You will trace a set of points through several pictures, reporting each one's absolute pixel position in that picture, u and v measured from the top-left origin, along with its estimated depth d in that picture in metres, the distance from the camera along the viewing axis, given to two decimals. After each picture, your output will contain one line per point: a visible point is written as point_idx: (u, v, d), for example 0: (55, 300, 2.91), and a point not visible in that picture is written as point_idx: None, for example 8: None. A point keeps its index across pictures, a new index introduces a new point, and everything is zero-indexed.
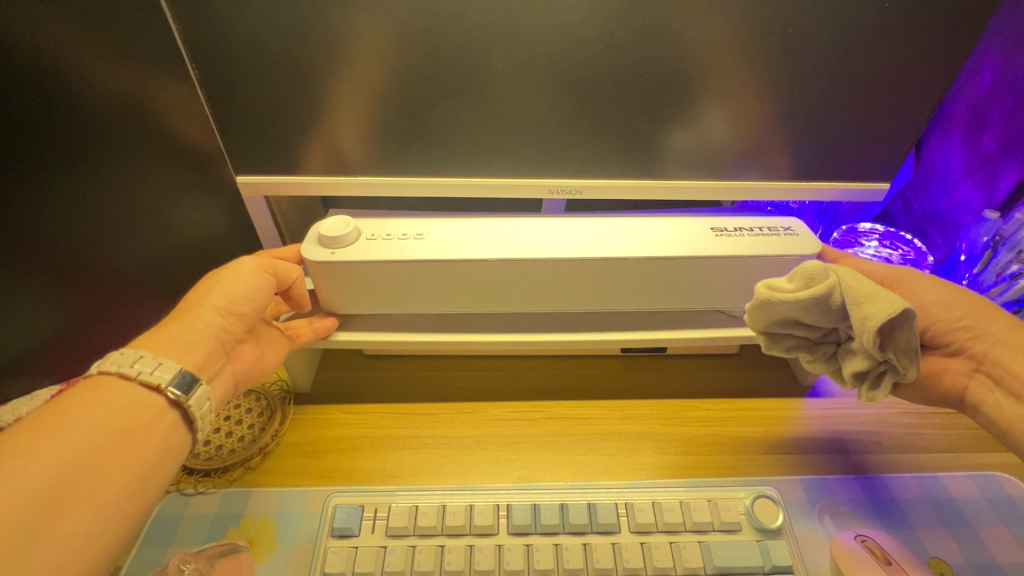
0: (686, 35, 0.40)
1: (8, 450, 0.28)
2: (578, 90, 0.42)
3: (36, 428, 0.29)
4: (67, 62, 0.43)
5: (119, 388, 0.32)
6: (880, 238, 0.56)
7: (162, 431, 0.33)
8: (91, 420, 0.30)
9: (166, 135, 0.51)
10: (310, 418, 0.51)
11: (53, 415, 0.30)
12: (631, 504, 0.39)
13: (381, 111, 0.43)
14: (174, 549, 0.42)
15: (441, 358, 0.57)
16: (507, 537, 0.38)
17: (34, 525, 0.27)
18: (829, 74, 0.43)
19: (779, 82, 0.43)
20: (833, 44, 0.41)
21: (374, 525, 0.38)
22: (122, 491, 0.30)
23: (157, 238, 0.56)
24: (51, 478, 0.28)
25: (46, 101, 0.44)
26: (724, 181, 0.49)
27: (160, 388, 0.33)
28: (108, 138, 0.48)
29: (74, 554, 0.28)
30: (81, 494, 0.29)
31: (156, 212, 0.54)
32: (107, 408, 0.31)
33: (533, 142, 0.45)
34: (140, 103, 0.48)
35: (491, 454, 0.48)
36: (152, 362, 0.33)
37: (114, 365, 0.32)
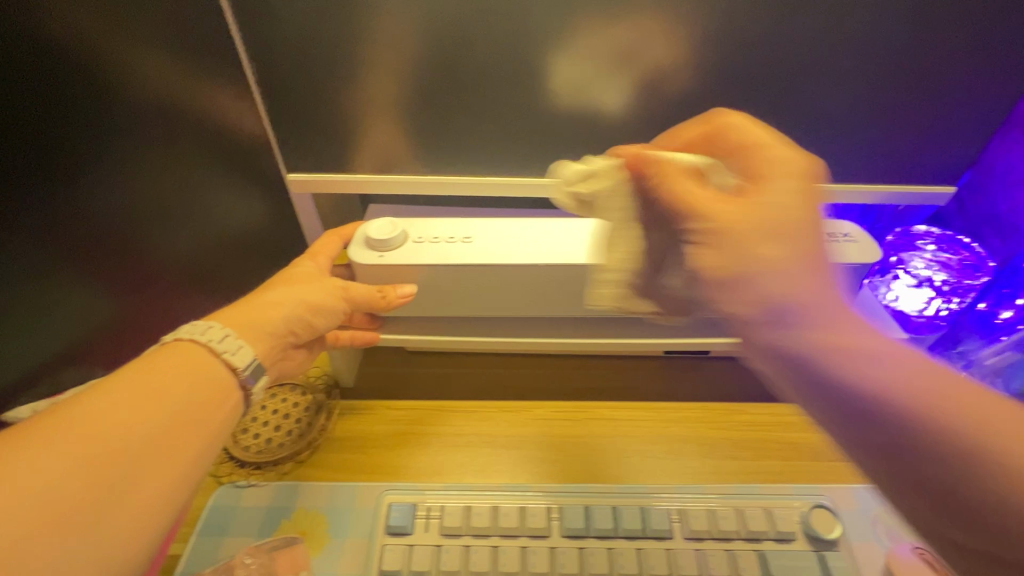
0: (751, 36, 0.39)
1: (94, 408, 0.28)
2: (636, 88, 0.41)
3: (121, 388, 0.29)
4: (104, 41, 0.38)
5: (203, 362, 0.32)
6: (936, 241, 0.53)
7: (228, 412, 0.33)
8: (175, 388, 0.30)
9: (200, 125, 0.47)
10: (355, 413, 0.52)
11: (137, 378, 0.30)
12: (685, 511, 0.39)
13: (434, 110, 0.43)
14: (229, 539, 0.43)
15: (483, 356, 0.56)
16: (561, 539, 0.38)
17: (109, 489, 0.27)
18: (906, 74, 0.39)
19: (859, 84, 0.40)
20: None
21: (427, 524, 0.39)
22: (186, 466, 0.30)
23: (191, 230, 0.52)
24: (127, 443, 0.28)
25: (95, 72, 0.38)
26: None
27: (236, 370, 0.33)
28: (147, 122, 0.43)
29: (136, 521, 0.28)
30: (152, 463, 0.29)
31: (191, 204, 0.51)
32: (192, 379, 0.31)
33: (586, 143, 0.45)
34: (173, 95, 0.44)
35: (537, 454, 0.48)
36: (235, 343, 0.34)
37: (202, 335, 0.33)
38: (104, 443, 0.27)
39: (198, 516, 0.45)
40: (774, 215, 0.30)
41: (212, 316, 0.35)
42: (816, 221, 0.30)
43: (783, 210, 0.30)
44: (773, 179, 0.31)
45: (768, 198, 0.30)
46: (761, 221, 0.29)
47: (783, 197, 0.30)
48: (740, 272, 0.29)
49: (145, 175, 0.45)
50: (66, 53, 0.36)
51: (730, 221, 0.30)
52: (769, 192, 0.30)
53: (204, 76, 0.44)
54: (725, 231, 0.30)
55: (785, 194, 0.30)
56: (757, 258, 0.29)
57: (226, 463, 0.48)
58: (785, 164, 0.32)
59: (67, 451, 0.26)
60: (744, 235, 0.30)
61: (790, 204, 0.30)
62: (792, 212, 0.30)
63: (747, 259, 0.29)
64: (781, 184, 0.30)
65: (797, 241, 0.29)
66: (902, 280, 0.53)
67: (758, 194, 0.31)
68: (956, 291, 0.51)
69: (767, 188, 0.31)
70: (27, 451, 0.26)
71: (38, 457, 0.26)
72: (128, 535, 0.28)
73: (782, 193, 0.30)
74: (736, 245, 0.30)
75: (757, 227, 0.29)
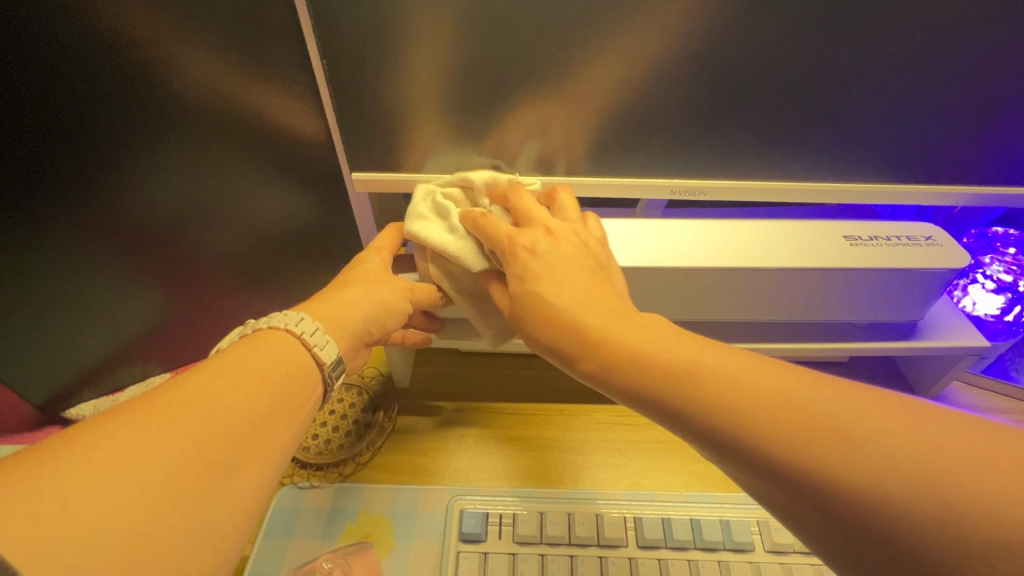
0: (837, 34, 0.37)
1: (197, 390, 0.27)
2: (712, 87, 0.41)
3: (220, 373, 0.28)
4: (155, 49, 0.38)
5: (294, 354, 0.31)
6: (1016, 244, 0.52)
7: (312, 407, 0.32)
8: (268, 377, 0.29)
9: (250, 128, 0.45)
10: (412, 415, 0.51)
11: (233, 366, 0.29)
12: (765, 523, 0.38)
13: (509, 108, 0.43)
14: (296, 541, 0.43)
15: (538, 358, 0.55)
16: (638, 550, 0.37)
17: (217, 472, 0.25)
18: (985, 74, 0.39)
19: (938, 84, 0.40)
20: (1003, 40, 0.37)
21: (500, 531, 0.39)
22: (277, 459, 0.29)
23: (240, 229, 0.51)
24: (230, 427, 0.27)
25: (134, 81, 0.38)
26: (845, 184, 0.47)
27: (322, 365, 0.32)
28: (193, 126, 0.42)
29: (235, 511, 0.26)
30: (253, 450, 0.27)
31: (240, 204, 0.49)
32: (284, 369, 0.30)
33: (648, 142, 0.45)
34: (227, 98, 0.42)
35: (600, 459, 0.47)
36: (323, 337, 0.33)
37: (295, 327, 0.32)
38: (204, 430, 0.26)
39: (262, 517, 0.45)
40: (542, 278, 0.33)
41: (299, 310, 0.35)
42: (545, 293, 0.32)
43: (532, 290, 0.33)
44: (529, 244, 0.35)
45: (526, 259, 0.34)
46: (543, 293, 0.32)
47: (547, 262, 0.34)
48: (554, 337, 0.32)
49: (190, 177, 0.45)
50: (103, 65, 0.37)
51: (538, 301, 0.32)
52: (515, 268, 0.34)
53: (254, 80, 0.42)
54: (526, 315, 0.33)
55: (522, 268, 0.34)
56: (551, 327, 0.32)
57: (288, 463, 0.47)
58: (540, 239, 0.35)
59: (168, 435, 0.25)
60: (545, 313, 0.32)
61: (548, 269, 0.33)
62: (553, 279, 0.33)
63: (553, 326, 0.32)
64: (530, 261, 0.34)
65: (567, 296, 0.32)
66: (978, 285, 0.51)
67: (530, 267, 0.34)
68: None
69: (547, 258, 0.34)
70: (130, 432, 0.24)
71: (141, 441, 0.24)
72: (227, 526, 0.25)
73: (554, 258, 0.34)
74: (530, 324, 0.33)
75: (545, 295, 0.32)
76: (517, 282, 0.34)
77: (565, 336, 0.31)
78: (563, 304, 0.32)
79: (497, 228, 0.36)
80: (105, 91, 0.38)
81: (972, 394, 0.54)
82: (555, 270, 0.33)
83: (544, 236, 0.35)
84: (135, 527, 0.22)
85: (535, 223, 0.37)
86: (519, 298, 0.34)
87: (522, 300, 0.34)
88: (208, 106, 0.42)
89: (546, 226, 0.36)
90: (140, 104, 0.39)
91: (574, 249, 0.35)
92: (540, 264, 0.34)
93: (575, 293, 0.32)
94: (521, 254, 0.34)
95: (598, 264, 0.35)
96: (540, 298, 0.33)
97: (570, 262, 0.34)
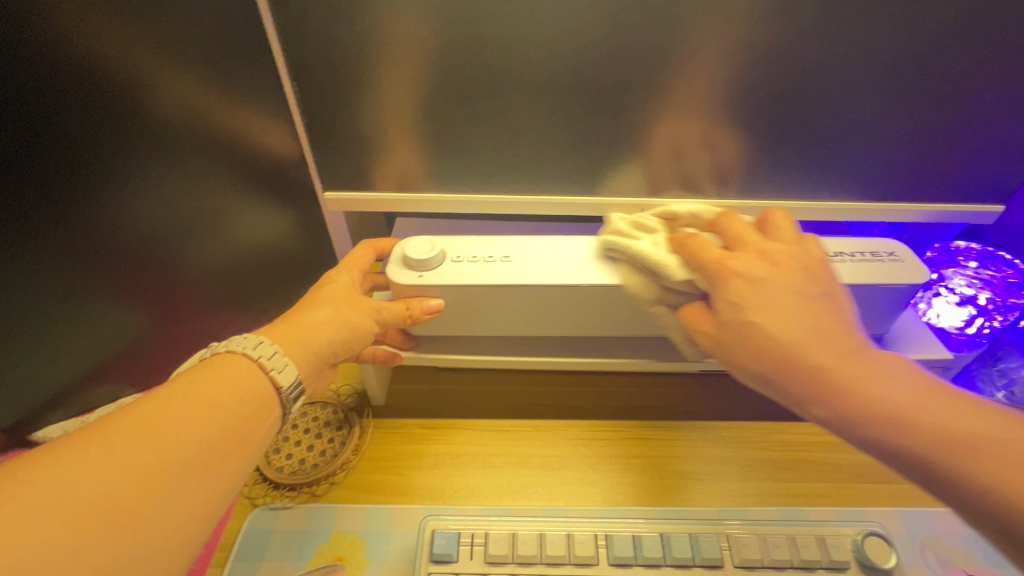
0: (788, 59, 0.39)
1: (146, 416, 0.27)
2: (676, 106, 0.42)
3: (171, 398, 0.28)
4: (134, 68, 0.37)
5: (251, 377, 0.31)
6: (978, 258, 0.53)
7: (268, 431, 0.31)
8: (221, 401, 0.29)
9: (219, 144, 0.46)
10: (388, 432, 0.51)
11: (186, 390, 0.28)
12: (734, 538, 0.39)
13: (482, 127, 0.44)
14: (267, 564, 0.42)
15: (515, 374, 0.56)
16: (609, 568, 0.38)
17: (159, 500, 0.25)
18: (934, 97, 0.41)
19: (891, 107, 0.42)
20: (945, 64, 0.39)
21: (472, 551, 0.38)
22: (226, 485, 0.28)
23: (217, 245, 0.50)
24: (176, 454, 0.26)
25: (120, 98, 0.37)
26: (806, 203, 0.49)
27: (280, 389, 0.31)
28: (170, 143, 0.42)
29: (175, 538, 0.26)
30: (198, 477, 0.27)
31: (216, 220, 0.49)
32: (238, 394, 0.30)
33: (617, 161, 0.46)
34: (198, 114, 0.43)
35: (575, 475, 0.48)
36: (282, 359, 0.32)
37: (253, 350, 0.31)
38: (147, 458, 0.25)
39: (233, 540, 0.44)
40: (756, 310, 0.31)
41: (261, 331, 0.34)
42: (763, 324, 0.30)
43: (746, 319, 0.31)
44: (745, 270, 0.32)
45: (738, 290, 0.32)
46: (756, 322, 0.31)
47: (762, 289, 0.31)
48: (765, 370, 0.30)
49: (172, 193, 0.44)
50: (93, 81, 0.35)
51: (749, 330, 0.31)
52: (725, 295, 0.32)
53: (223, 97, 0.44)
54: (732, 344, 0.32)
55: (735, 294, 0.32)
56: (771, 358, 0.30)
57: (260, 484, 0.47)
58: (754, 262, 0.33)
59: (107, 465, 0.24)
60: (760, 344, 0.31)
61: (763, 296, 0.31)
62: (768, 309, 0.30)
63: (762, 360, 0.30)
64: (747, 288, 0.32)
65: (791, 328, 0.30)
66: (943, 297, 0.52)
67: (740, 295, 0.32)
68: (998, 309, 0.51)
69: (762, 286, 0.31)
70: (66, 464, 0.24)
71: (77, 473, 0.24)
72: (164, 555, 0.25)
73: (773, 284, 0.31)
74: (740, 353, 0.32)
75: (760, 325, 0.30)
76: (727, 311, 0.32)
77: (779, 369, 0.30)
78: (785, 335, 0.30)
79: (705, 250, 0.34)
80: (99, 112, 0.36)
81: None
82: (772, 296, 0.31)
83: (759, 260, 0.33)
84: (67, 556, 0.22)
85: (749, 246, 0.34)
86: (728, 326, 0.32)
87: (731, 326, 0.32)
88: (186, 123, 0.42)
89: (761, 249, 0.33)
90: (128, 120, 0.38)
91: (789, 273, 0.32)
92: (755, 293, 0.31)
93: (794, 327, 0.30)
94: (733, 280, 0.32)
95: (827, 292, 0.32)
96: (755, 326, 0.31)
97: (791, 288, 0.31)
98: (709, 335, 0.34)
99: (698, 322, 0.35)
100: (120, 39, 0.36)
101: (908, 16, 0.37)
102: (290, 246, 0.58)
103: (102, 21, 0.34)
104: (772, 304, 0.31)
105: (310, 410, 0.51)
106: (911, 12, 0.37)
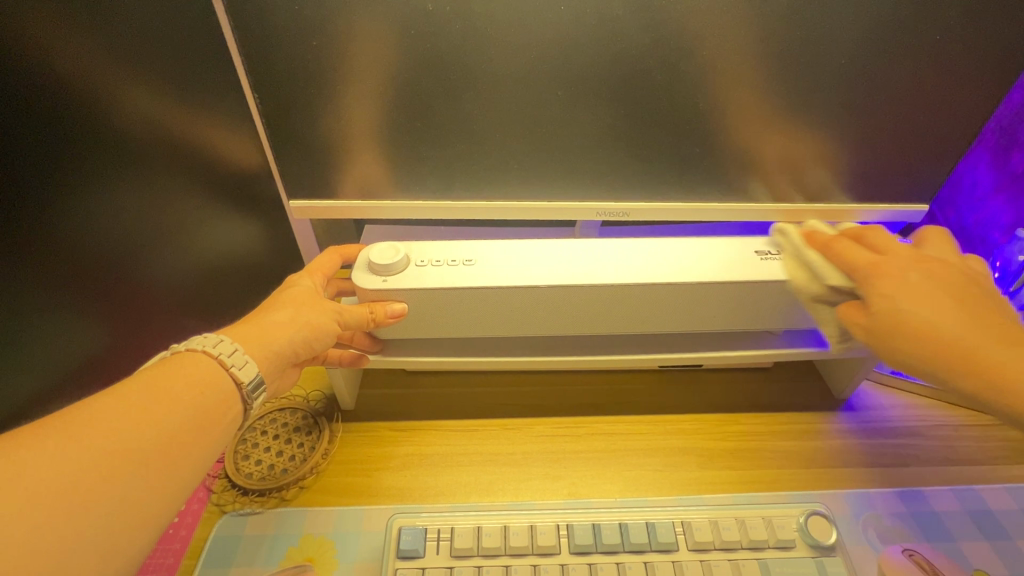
0: (720, 71, 0.42)
1: (105, 410, 0.28)
2: (632, 116, 0.45)
3: (129, 393, 0.29)
4: (94, 80, 0.38)
5: (210, 373, 0.32)
6: None
7: (229, 423, 0.32)
8: (181, 394, 0.30)
9: (177, 154, 0.46)
10: (357, 436, 0.52)
11: (146, 384, 0.30)
12: (688, 523, 0.41)
13: (445, 135, 0.46)
14: (234, 570, 0.43)
15: (482, 375, 0.57)
16: (569, 556, 0.39)
17: (119, 488, 0.26)
18: (854, 103, 0.45)
19: (815, 113, 0.46)
20: (863, 73, 0.43)
21: (438, 546, 0.40)
22: (185, 475, 0.29)
23: (182, 255, 0.50)
24: (136, 446, 0.27)
25: (80, 107, 0.37)
26: (750, 205, 0.52)
27: (240, 384, 0.32)
28: (131, 153, 0.42)
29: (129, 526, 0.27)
30: (156, 467, 0.28)
31: (180, 229, 0.49)
32: (197, 387, 0.31)
33: (571, 169, 0.48)
34: (157, 126, 0.43)
35: (540, 471, 0.49)
36: (242, 356, 0.33)
37: (213, 348, 0.33)
38: (102, 453, 0.26)
39: (202, 547, 0.44)
40: (906, 309, 0.34)
41: (223, 332, 0.35)
42: (915, 312, 0.34)
43: (898, 309, 0.35)
44: (897, 271, 0.36)
45: (889, 281, 0.36)
46: (916, 313, 0.34)
47: (918, 289, 0.35)
48: (919, 353, 0.34)
49: (136, 202, 0.44)
50: (52, 89, 0.36)
51: (905, 318, 0.34)
52: (879, 291, 0.36)
53: (182, 108, 0.44)
54: (886, 331, 0.35)
55: (888, 290, 0.35)
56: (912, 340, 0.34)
57: (229, 491, 0.47)
58: (896, 279, 0.36)
59: (65, 459, 0.25)
60: (911, 328, 0.34)
61: (919, 291, 0.35)
62: (925, 301, 0.34)
63: (904, 336, 0.34)
64: (899, 288, 0.35)
65: (938, 312, 0.34)
66: None
67: (907, 291, 0.35)
68: None
69: (919, 285, 0.35)
70: (13, 462, 0.25)
71: (27, 471, 0.25)
72: (119, 540, 0.26)
73: (927, 286, 0.35)
74: (892, 342, 0.35)
75: (911, 315, 0.34)
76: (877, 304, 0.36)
77: (936, 351, 0.33)
78: (931, 319, 0.34)
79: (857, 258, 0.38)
80: (55, 124, 0.36)
81: (884, 394, 0.57)
82: (965, 300, 0.34)
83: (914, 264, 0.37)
84: (21, 540, 0.23)
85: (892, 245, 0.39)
86: (885, 321, 0.35)
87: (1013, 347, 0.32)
88: (149, 137, 0.43)
89: (916, 256, 0.37)
90: (88, 130, 0.38)
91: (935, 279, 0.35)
92: (911, 288, 0.35)
93: (953, 316, 0.33)
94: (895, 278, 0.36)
95: (981, 291, 0.35)
96: (907, 312, 0.34)
97: (951, 288, 0.35)
98: (864, 331, 0.37)
99: (854, 316, 0.37)
100: (76, 51, 0.36)
101: (832, 32, 0.41)
102: (253, 257, 0.58)
103: (58, 33, 0.35)
104: (963, 285, 0.35)
105: (279, 415, 0.51)
106: (830, 27, 0.40)
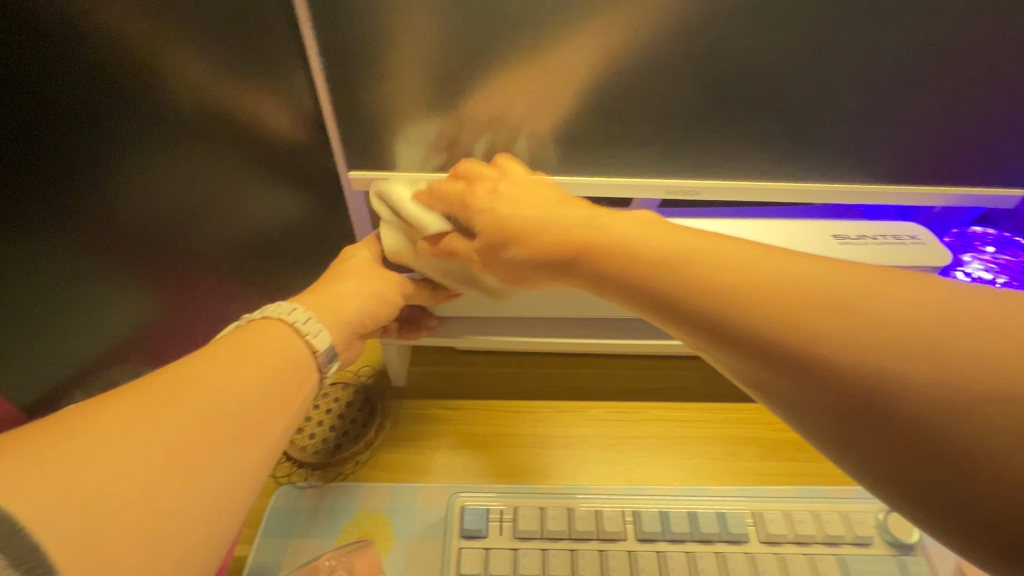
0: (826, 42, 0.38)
1: (187, 372, 0.28)
2: (721, 92, 0.40)
3: (211, 358, 0.29)
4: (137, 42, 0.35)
5: (288, 340, 0.32)
6: (996, 244, 0.54)
7: (304, 389, 0.32)
8: (262, 359, 0.30)
9: (227, 128, 0.43)
10: (410, 413, 0.51)
11: (229, 350, 0.30)
12: (760, 514, 0.39)
13: (511, 104, 0.41)
14: (294, 541, 0.43)
15: (532, 356, 0.56)
16: (636, 543, 0.38)
17: (200, 450, 0.26)
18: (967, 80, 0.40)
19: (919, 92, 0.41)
20: (982, 46, 0.39)
21: (501, 527, 0.39)
22: (260, 441, 0.29)
23: (227, 229, 0.49)
24: (213, 410, 0.27)
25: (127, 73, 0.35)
26: (829, 188, 0.47)
27: (315, 352, 0.33)
28: (177, 126, 0.40)
29: (208, 494, 0.26)
30: (234, 430, 0.27)
31: (224, 204, 0.47)
32: (277, 353, 0.31)
33: (646, 143, 0.43)
34: (206, 98, 0.40)
35: (596, 455, 0.48)
36: (316, 324, 0.34)
37: (288, 316, 0.33)
38: (183, 412, 0.26)
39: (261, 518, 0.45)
40: (509, 217, 0.35)
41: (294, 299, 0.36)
42: (522, 214, 0.35)
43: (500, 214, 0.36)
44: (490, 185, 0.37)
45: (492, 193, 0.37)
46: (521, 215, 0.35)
47: (511, 196, 0.36)
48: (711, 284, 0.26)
49: (181, 175, 0.43)
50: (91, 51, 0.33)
51: (507, 222, 0.35)
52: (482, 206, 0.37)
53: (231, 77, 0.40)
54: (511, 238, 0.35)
55: (486, 206, 0.36)
56: (526, 241, 0.34)
57: (284, 463, 0.47)
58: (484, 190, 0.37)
59: (150, 418, 0.25)
60: (518, 226, 0.35)
61: (513, 199, 0.36)
62: (520, 206, 0.35)
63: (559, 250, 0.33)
64: (492, 199, 0.36)
65: (535, 211, 0.35)
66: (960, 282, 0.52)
67: (492, 201, 0.36)
68: None
69: (507, 193, 0.36)
70: (100, 416, 0.24)
71: (112, 422, 0.24)
72: (199, 509, 0.25)
73: (522, 193, 0.36)
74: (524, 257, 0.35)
75: (513, 218, 0.35)
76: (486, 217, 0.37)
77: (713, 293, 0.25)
78: (534, 218, 0.34)
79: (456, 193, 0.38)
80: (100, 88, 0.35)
81: None
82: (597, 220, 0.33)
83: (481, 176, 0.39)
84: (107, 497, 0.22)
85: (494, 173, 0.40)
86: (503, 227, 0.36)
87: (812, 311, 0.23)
88: (194, 108, 0.40)
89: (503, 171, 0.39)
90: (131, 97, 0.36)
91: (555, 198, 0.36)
92: (504, 194, 0.36)
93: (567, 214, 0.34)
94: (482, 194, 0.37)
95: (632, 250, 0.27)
96: (504, 217, 0.35)
97: (530, 193, 0.36)
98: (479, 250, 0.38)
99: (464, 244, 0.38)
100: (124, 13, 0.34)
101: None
102: (304, 237, 0.55)
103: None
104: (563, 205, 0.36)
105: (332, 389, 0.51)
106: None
